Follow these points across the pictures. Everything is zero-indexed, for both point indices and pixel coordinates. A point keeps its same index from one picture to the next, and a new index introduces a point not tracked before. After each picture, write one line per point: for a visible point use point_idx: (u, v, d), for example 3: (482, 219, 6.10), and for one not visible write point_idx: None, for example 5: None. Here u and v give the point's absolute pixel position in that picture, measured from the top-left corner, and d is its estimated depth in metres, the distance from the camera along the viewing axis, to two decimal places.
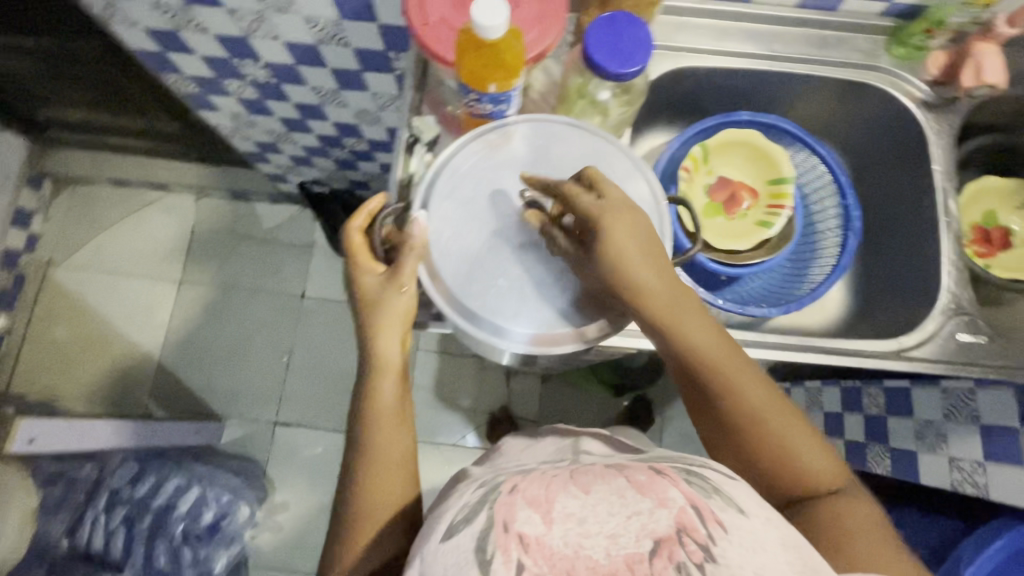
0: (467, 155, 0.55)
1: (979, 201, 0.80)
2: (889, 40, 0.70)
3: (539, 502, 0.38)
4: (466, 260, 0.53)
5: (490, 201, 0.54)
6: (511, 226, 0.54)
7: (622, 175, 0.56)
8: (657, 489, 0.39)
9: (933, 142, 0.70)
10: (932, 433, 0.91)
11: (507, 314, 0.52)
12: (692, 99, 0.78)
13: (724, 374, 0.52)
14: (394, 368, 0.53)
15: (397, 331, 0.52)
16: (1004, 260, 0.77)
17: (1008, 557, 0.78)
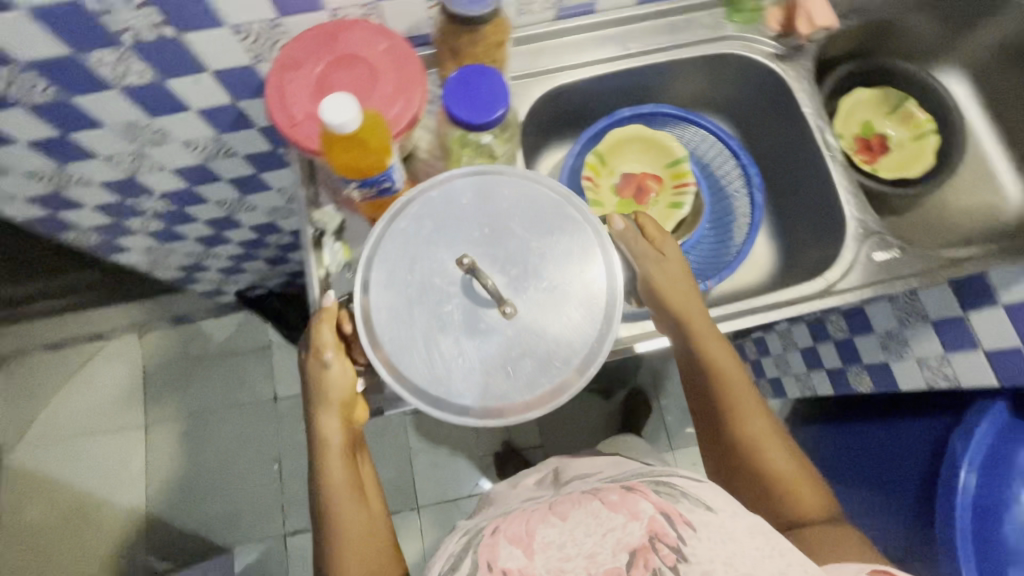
0: (403, 233, 0.58)
1: (855, 116, 0.87)
2: (727, 10, 0.75)
3: (519, 538, 0.46)
4: (422, 341, 0.56)
5: (431, 276, 0.56)
6: (454, 296, 0.56)
7: (549, 218, 0.59)
8: (629, 505, 0.46)
9: (796, 87, 0.75)
10: (896, 341, 0.95)
11: (472, 390, 0.55)
12: (574, 111, 0.81)
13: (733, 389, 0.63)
14: (335, 446, 0.60)
15: (332, 411, 0.60)
16: (888, 164, 0.85)
17: (997, 436, 0.81)
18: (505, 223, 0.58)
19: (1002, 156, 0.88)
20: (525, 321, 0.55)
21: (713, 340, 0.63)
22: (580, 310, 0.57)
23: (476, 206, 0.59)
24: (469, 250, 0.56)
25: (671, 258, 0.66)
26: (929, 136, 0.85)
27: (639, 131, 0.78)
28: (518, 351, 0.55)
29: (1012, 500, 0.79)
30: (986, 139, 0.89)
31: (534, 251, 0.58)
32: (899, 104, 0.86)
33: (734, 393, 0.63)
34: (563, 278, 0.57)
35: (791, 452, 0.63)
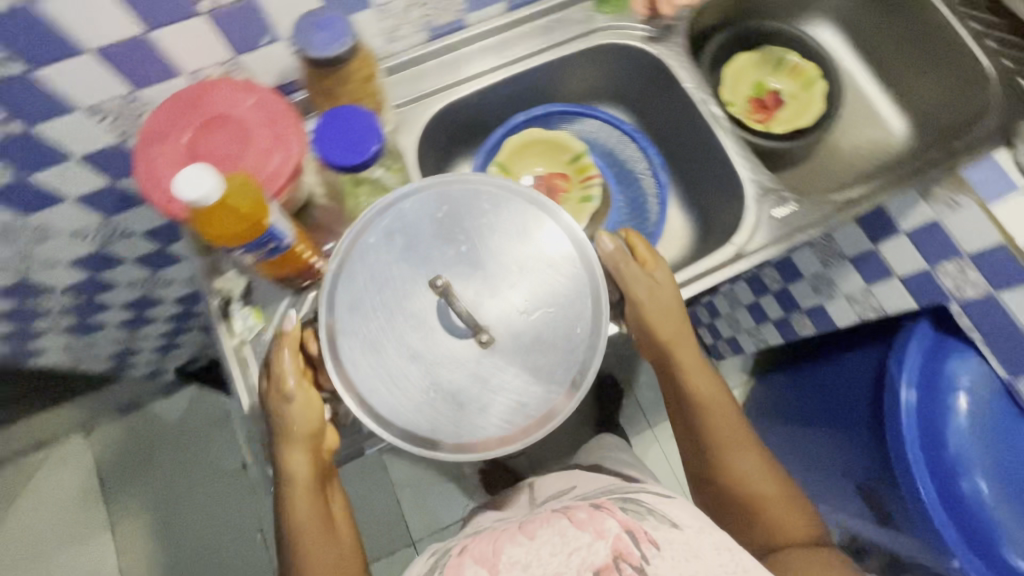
0: (373, 252, 0.59)
1: (744, 78, 0.89)
2: (595, 3, 0.76)
3: (487, 559, 0.53)
4: (394, 367, 0.57)
5: (403, 301, 0.58)
6: (428, 318, 0.57)
7: (521, 233, 0.60)
8: (596, 526, 0.52)
9: (674, 65, 0.77)
10: (824, 283, 0.99)
11: (451, 431, 0.57)
12: (470, 126, 0.81)
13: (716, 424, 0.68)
14: (303, 480, 0.59)
15: (298, 447, 0.58)
16: (784, 117, 0.86)
17: (929, 353, 0.83)
18: (483, 245, 0.59)
19: (879, 91, 0.93)
20: (510, 359, 0.57)
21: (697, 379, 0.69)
22: (564, 325, 0.59)
23: (453, 229, 0.60)
24: (443, 271, 0.58)
25: (662, 279, 0.68)
26: (817, 81, 0.87)
27: (535, 134, 0.79)
28: (500, 388, 0.57)
29: (949, 411, 0.82)
30: (862, 78, 0.94)
31: (512, 272, 0.58)
32: (782, 58, 0.89)
33: (716, 425, 0.68)
34: (542, 297, 0.59)
35: (775, 479, 0.68)
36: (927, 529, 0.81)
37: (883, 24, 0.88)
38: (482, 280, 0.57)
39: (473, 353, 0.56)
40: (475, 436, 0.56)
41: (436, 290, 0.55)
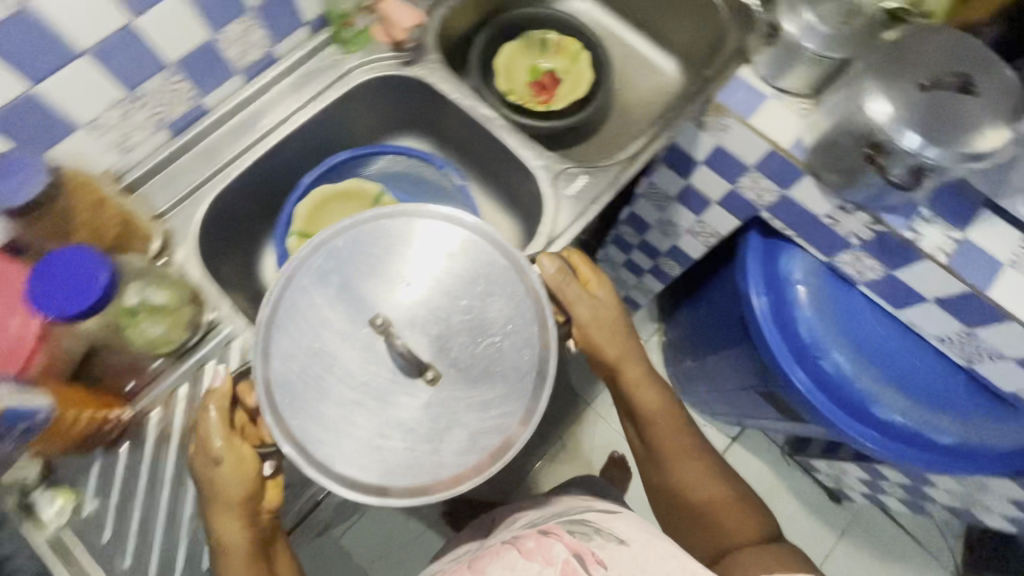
0: (306, 295, 0.58)
1: (518, 64, 0.91)
2: (338, 47, 0.75)
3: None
4: (340, 415, 0.55)
5: (344, 342, 0.56)
6: (369, 358, 0.56)
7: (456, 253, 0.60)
8: (545, 553, 0.61)
9: (436, 81, 0.77)
10: (668, 225, 1.05)
11: (403, 474, 0.55)
12: (259, 202, 0.77)
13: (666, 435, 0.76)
14: (240, 551, 0.57)
15: (232, 513, 0.57)
16: (564, 93, 0.89)
17: (764, 260, 0.89)
18: (421, 278, 0.58)
19: (647, 45, 0.98)
20: (461, 394, 0.56)
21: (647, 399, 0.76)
22: (510, 343, 0.58)
23: (385, 259, 0.59)
24: (382, 305, 0.57)
25: (602, 299, 0.72)
26: (580, 53, 0.91)
27: (326, 190, 0.77)
28: (451, 424, 0.56)
29: (793, 304, 0.86)
30: (629, 36, 0.99)
31: (450, 294, 0.58)
32: (544, 38, 0.92)
33: (671, 442, 0.76)
34: (484, 325, 0.58)
35: (720, 482, 0.75)
36: (812, 415, 0.85)
37: None
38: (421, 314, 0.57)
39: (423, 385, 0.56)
40: (435, 479, 0.55)
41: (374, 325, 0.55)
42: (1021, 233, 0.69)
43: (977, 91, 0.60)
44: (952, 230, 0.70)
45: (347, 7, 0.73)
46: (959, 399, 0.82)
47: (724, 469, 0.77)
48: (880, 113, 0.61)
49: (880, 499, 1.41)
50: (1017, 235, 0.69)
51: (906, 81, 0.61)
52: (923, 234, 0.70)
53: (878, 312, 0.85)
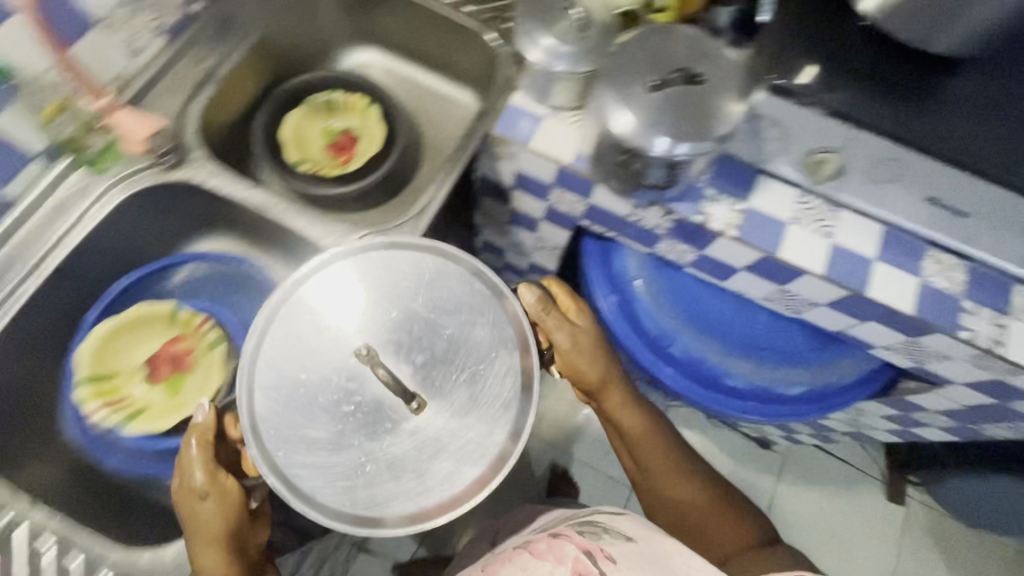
0: (296, 326, 0.61)
1: (309, 131, 0.90)
2: (87, 171, 0.74)
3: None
4: (330, 448, 0.57)
5: (327, 373, 0.58)
6: (352, 388, 0.57)
7: (434, 283, 0.62)
8: (556, 553, 0.66)
9: (201, 176, 0.74)
10: (516, 247, 1.06)
11: (392, 501, 0.56)
12: (46, 346, 0.76)
13: (650, 452, 0.82)
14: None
15: (208, 546, 0.64)
16: (359, 152, 0.89)
17: (602, 265, 0.90)
18: (412, 306, 0.61)
19: (442, 81, 0.98)
20: (448, 420, 0.58)
21: (628, 418, 0.81)
22: (495, 375, 0.60)
23: (374, 287, 0.62)
24: (366, 336, 0.59)
25: (581, 329, 0.75)
26: (369, 107, 0.90)
27: (110, 324, 0.72)
28: (438, 451, 0.57)
29: (636, 301, 0.90)
30: (423, 76, 0.98)
31: (428, 319, 0.61)
32: (331, 98, 0.90)
33: (654, 463, 0.82)
34: (463, 352, 0.60)
35: (703, 487, 0.83)
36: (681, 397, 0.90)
37: (403, 29, 0.93)
38: (406, 344, 0.58)
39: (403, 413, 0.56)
40: (430, 508, 0.57)
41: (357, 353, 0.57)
42: (795, 191, 0.74)
43: (701, 80, 0.64)
44: (738, 201, 0.74)
45: (69, 133, 0.72)
46: (797, 344, 0.88)
47: (707, 477, 0.84)
48: (624, 125, 0.63)
49: (799, 437, 1.48)
50: (793, 192, 0.74)
51: (638, 87, 0.63)
52: (713, 212, 0.73)
53: (713, 290, 0.89)
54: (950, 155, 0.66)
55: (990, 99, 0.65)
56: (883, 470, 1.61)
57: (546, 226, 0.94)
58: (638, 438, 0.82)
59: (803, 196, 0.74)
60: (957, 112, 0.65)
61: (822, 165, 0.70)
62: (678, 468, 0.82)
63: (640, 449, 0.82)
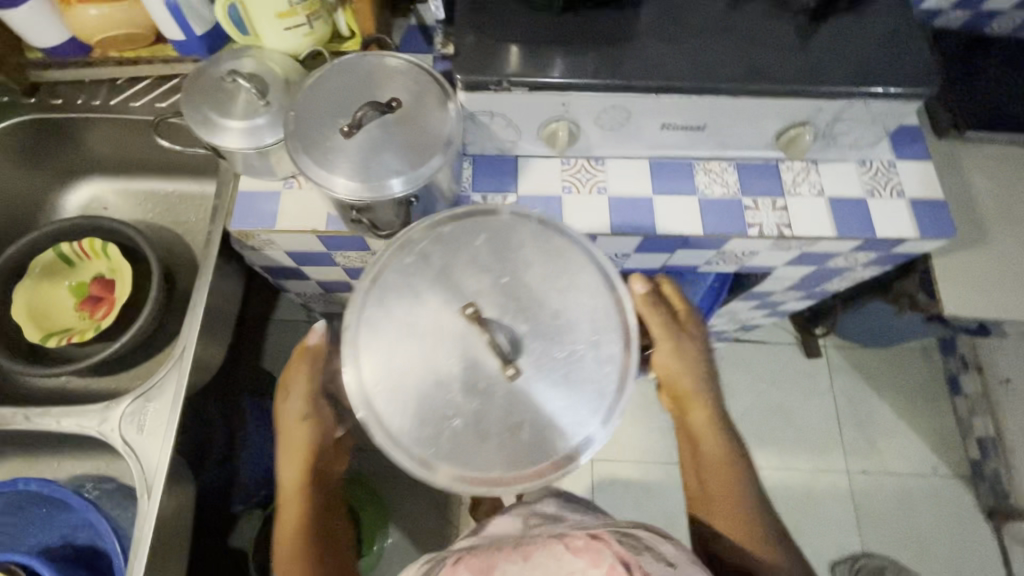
0: (405, 273, 0.60)
1: (52, 297, 0.79)
2: None
3: (484, 568, 0.45)
4: (415, 413, 0.56)
5: (429, 339, 0.57)
6: (454, 367, 0.56)
7: (548, 264, 0.60)
8: (595, 552, 0.42)
9: None
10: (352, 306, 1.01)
11: (462, 455, 0.55)
12: None
13: (716, 479, 0.63)
14: (291, 493, 0.62)
15: (291, 457, 0.63)
16: (118, 300, 0.78)
17: None
18: (525, 279, 0.59)
19: (190, 183, 0.89)
20: (541, 385, 0.56)
21: (706, 436, 0.65)
22: (592, 358, 0.57)
23: (486, 255, 0.60)
24: (478, 300, 0.57)
25: (683, 335, 0.68)
26: (99, 244, 0.78)
27: None
28: (524, 419, 0.55)
29: None
30: (169, 185, 0.89)
31: (540, 288, 0.59)
32: (54, 253, 0.78)
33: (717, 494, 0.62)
34: (570, 323, 0.58)
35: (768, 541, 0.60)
36: None
37: (115, 146, 0.84)
38: (518, 306, 0.57)
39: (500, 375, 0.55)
40: (503, 473, 0.55)
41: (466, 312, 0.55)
42: (557, 161, 0.73)
43: (398, 104, 0.59)
44: (506, 196, 0.72)
45: None
46: None
47: (785, 541, 0.61)
48: (348, 188, 0.57)
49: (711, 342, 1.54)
50: (556, 161, 0.73)
51: (339, 139, 0.58)
52: None
53: None
54: (672, 82, 0.61)
55: (670, 28, 0.65)
56: (795, 334, 1.71)
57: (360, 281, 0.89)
58: (709, 458, 0.64)
59: (564, 162, 0.73)
60: (651, 49, 0.63)
61: (559, 134, 0.66)
62: (743, 510, 0.61)
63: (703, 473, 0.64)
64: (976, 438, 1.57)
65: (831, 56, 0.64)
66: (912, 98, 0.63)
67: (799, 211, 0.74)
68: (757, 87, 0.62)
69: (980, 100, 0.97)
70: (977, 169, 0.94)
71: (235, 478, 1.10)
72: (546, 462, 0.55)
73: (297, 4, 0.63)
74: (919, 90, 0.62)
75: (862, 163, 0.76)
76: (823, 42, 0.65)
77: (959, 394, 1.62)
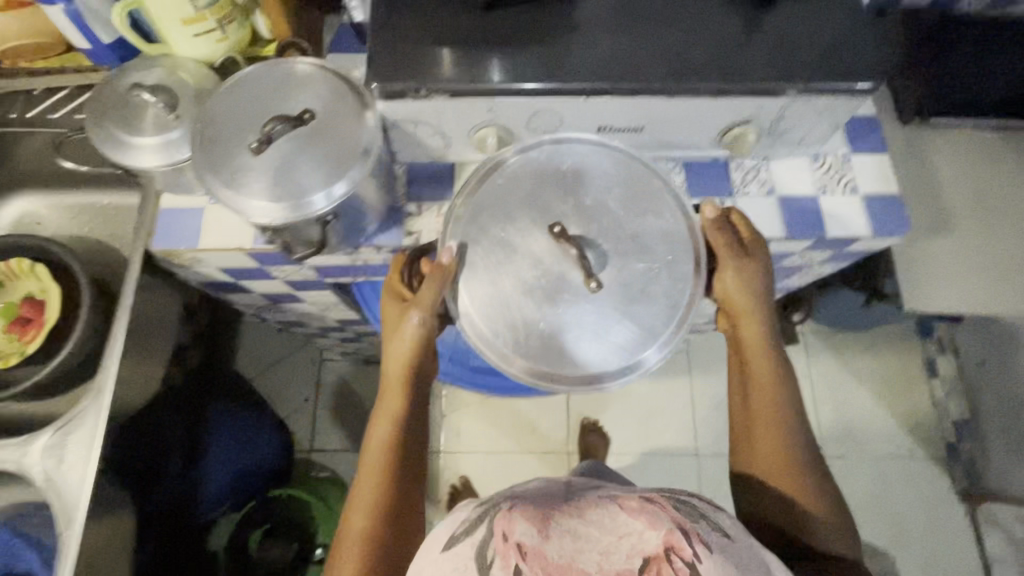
0: (496, 199, 0.65)
1: None
2: None
3: (540, 518, 0.46)
4: (501, 318, 0.62)
5: (513, 256, 0.62)
6: (536, 279, 0.62)
7: (626, 187, 0.65)
8: (650, 515, 0.46)
9: None
10: (306, 314, 0.99)
11: (538, 353, 0.62)
12: None
13: (757, 395, 0.65)
14: (395, 376, 0.65)
15: (397, 343, 0.64)
16: (47, 322, 0.75)
17: None
18: (609, 204, 0.64)
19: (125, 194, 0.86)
20: (610, 295, 0.62)
21: (754, 354, 0.66)
22: (665, 278, 0.63)
23: (568, 180, 0.65)
24: (564, 221, 0.63)
25: (751, 262, 0.66)
26: (33, 265, 0.77)
27: None
28: (596, 328, 0.62)
29: None
30: (97, 200, 0.85)
31: (617, 210, 0.64)
32: None
33: (763, 444, 0.63)
34: (648, 244, 0.64)
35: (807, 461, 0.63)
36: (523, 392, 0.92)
37: (44, 158, 0.81)
38: (600, 222, 0.63)
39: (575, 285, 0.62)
40: (569, 371, 0.62)
41: (555, 230, 0.61)
42: None
43: (311, 115, 0.56)
44: (443, 204, 0.69)
45: None
46: None
47: (828, 493, 0.62)
48: (259, 208, 0.54)
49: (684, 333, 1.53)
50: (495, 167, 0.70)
51: (248, 156, 0.55)
52: (421, 228, 0.69)
53: None
54: (602, 83, 0.58)
55: (603, 23, 0.62)
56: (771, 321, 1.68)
57: (307, 292, 0.87)
58: (751, 378, 0.66)
59: None
60: (582, 47, 0.60)
61: (488, 140, 0.63)
62: (782, 433, 0.63)
63: (746, 389, 0.66)
64: (954, 420, 1.57)
65: (774, 48, 0.60)
66: (856, 93, 0.60)
67: (747, 212, 0.72)
68: (694, 85, 0.58)
69: (958, 86, 0.90)
70: (942, 152, 0.90)
71: (197, 494, 1.09)
72: (604, 365, 0.62)
73: (205, 8, 0.59)
74: (866, 85, 0.59)
75: (814, 158, 0.74)
76: (766, 32, 0.61)
77: (936, 375, 1.63)
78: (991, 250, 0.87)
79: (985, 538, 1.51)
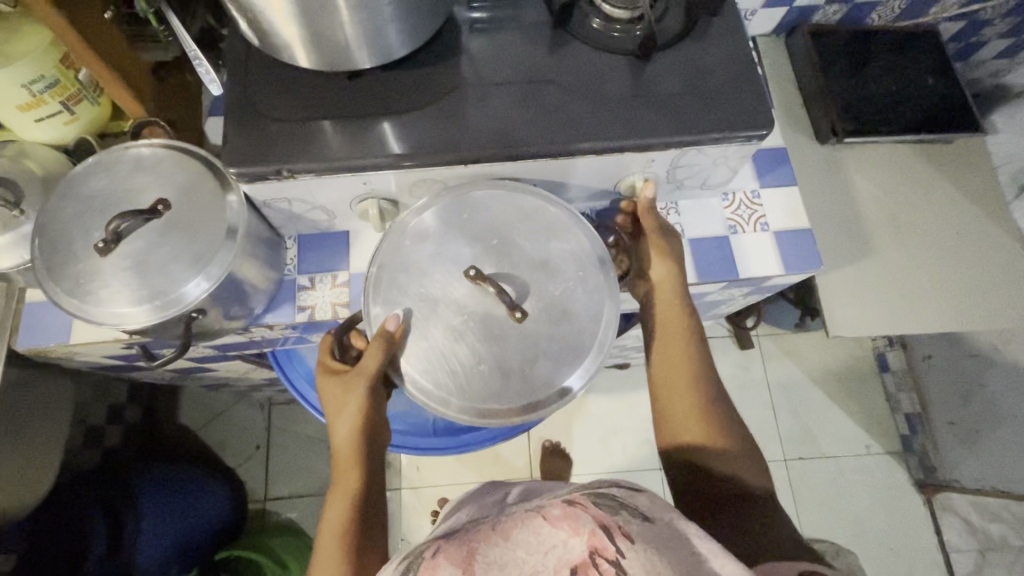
0: (413, 246, 0.55)
1: None
2: None
3: (465, 558, 0.39)
4: (443, 367, 0.52)
5: (443, 306, 0.53)
6: (454, 310, 0.53)
7: (517, 215, 0.56)
8: (573, 520, 0.38)
9: None
10: (224, 376, 0.95)
11: (488, 400, 0.51)
12: None
13: (689, 394, 0.58)
14: (343, 453, 0.54)
15: (342, 414, 0.53)
16: None
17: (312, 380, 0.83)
18: (509, 235, 0.55)
19: None
20: (541, 322, 0.53)
21: (682, 352, 0.60)
22: (583, 293, 0.54)
23: (466, 223, 0.56)
24: (478, 264, 0.54)
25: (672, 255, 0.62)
26: None
27: None
28: (534, 355, 0.52)
29: None
30: None
31: (519, 245, 0.55)
32: None
33: (678, 403, 0.58)
34: (559, 265, 0.55)
35: (740, 445, 0.57)
36: (459, 446, 0.88)
37: None
38: (499, 244, 0.55)
39: (494, 313, 0.52)
40: (520, 407, 0.52)
41: (470, 273, 0.51)
42: None
43: (164, 208, 0.51)
44: (337, 274, 0.66)
45: None
46: None
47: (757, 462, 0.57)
48: (112, 314, 0.50)
49: None
50: None
51: (93, 257, 0.50)
52: (315, 303, 0.66)
53: None
54: (480, 149, 0.55)
55: (483, 79, 0.58)
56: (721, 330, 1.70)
57: (216, 362, 0.84)
58: (680, 380, 0.59)
59: None
60: (461, 109, 0.57)
61: (370, 211, 0.60)
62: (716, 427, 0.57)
63: (675, 391, 0.59)
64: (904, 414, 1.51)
65: (661, 98, 0.58)
66: (749, 139, 0.57)
67: None
68: (577, 146, 0.55)
69: (877, 95, 0.88)
70: (862, 172, 0.90)
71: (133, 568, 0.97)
72: (547, 401, 0.52)
73: (42, 91, 0.55)
74: (747, 130, 0.56)
75: (724, 197, 0.72)
76: (655, 79, 0.58)
77: (887, 371, 1.54)
78: (912, 274, 0.88)
79: (943, 529, 1.42)
